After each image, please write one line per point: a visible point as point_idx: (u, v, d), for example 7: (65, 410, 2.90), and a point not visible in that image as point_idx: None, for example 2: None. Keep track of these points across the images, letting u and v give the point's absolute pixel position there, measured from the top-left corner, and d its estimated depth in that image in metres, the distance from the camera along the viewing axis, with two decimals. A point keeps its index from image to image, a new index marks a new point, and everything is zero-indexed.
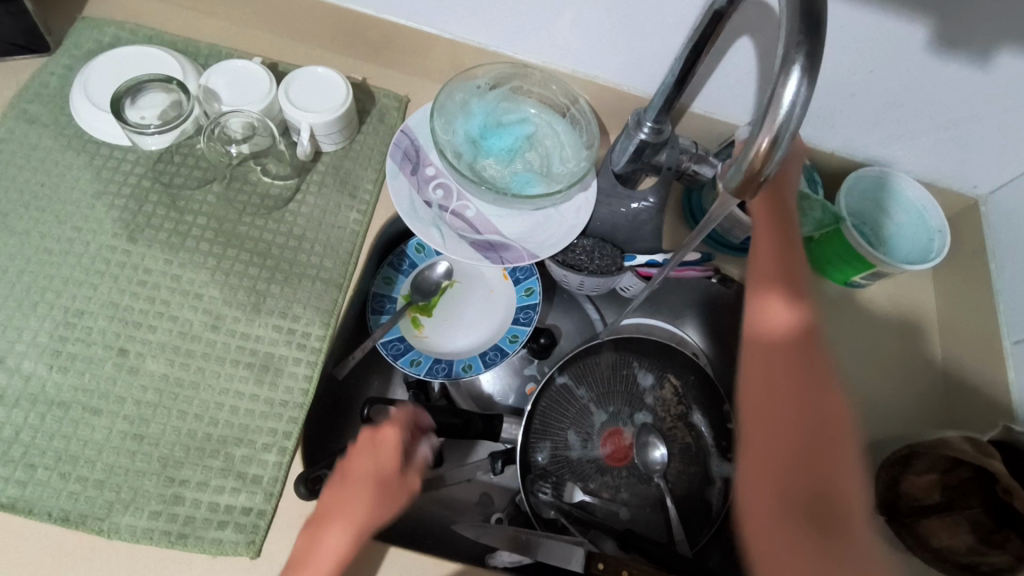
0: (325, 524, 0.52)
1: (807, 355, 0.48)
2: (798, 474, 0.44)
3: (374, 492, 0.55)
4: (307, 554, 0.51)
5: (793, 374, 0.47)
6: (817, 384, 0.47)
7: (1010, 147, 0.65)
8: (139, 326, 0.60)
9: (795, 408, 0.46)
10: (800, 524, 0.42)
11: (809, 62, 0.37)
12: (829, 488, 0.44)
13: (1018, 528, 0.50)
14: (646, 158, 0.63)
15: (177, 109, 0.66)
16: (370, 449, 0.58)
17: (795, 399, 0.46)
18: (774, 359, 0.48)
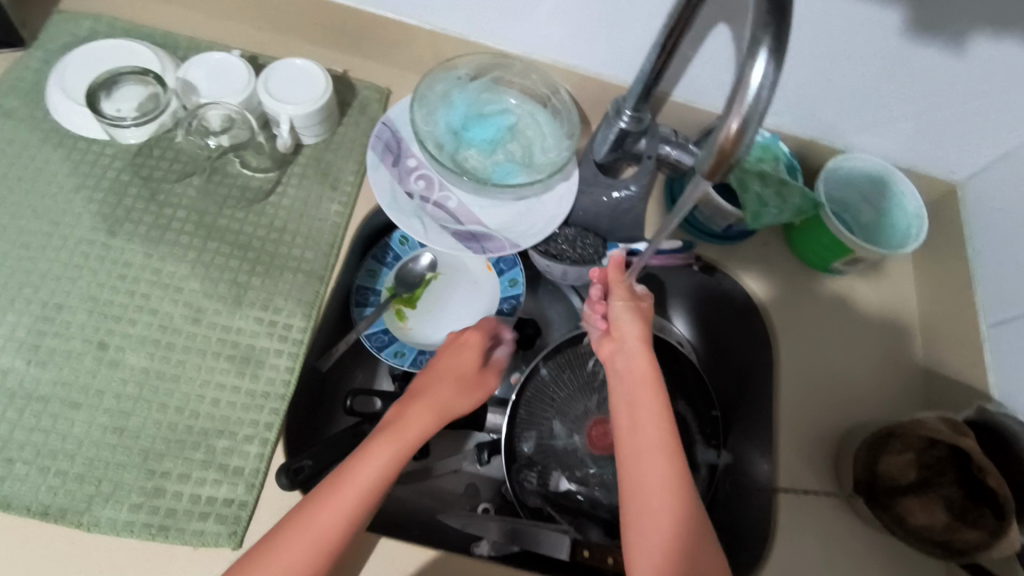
0: (413, 407, 0.56)
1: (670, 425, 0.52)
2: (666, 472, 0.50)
3: (469, 390, 0.60)
4: (399, 429, 0.53)
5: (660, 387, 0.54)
6: (678, 488, 0.49)
7: (986, 132, 0.66)
8: (119, 320, 0.59)
9: (654, 519, 0.47)
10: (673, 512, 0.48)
11: (776, 46, 0.38)
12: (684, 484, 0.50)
13: (992, 506, 0.52)
14: (627, 146, 0.64)
15: (153, 102, 0.66)
16: (464, 349, 0.62)
17: (659, 505, 0.48)
18: (645, 464, 0.49)
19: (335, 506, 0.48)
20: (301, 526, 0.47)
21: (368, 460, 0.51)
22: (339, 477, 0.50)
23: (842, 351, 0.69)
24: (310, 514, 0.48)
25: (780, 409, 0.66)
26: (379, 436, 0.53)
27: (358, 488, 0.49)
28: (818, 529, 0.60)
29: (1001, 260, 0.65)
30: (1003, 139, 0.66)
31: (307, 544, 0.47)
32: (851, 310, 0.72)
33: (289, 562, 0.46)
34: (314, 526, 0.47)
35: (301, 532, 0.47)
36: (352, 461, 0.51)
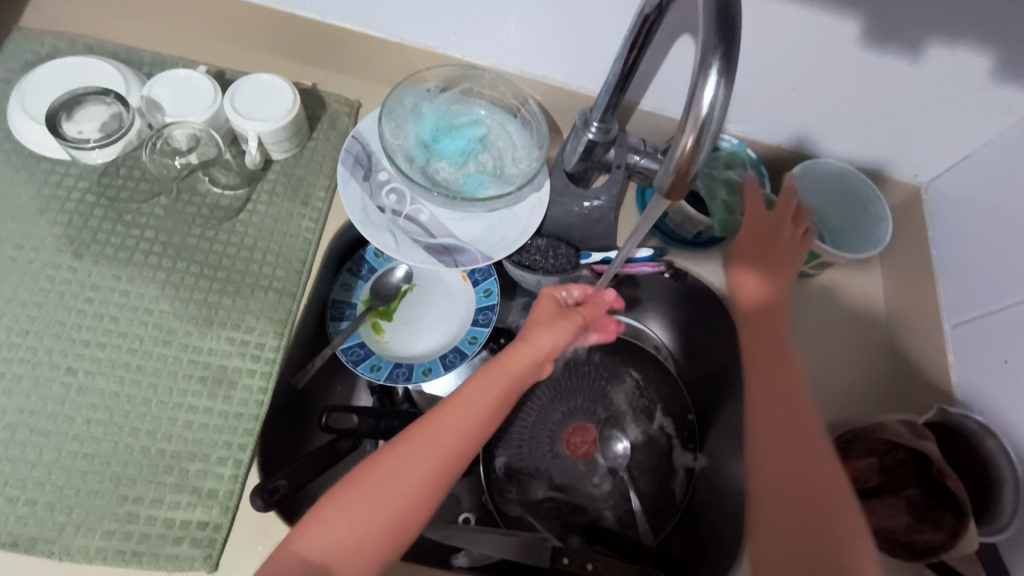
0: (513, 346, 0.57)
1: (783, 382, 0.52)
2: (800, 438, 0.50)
3: (557, 325, 0.58)
4: (501, 365, 0.55)
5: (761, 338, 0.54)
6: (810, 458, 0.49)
7: (946, 136, 0.68)
8: (87, 344, 0.59)
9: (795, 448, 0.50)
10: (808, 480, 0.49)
11: (726, 63, 0.39)
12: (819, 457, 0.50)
13: (952, 507, 0.53)
14: (595, 158, 0.64)
15: (117, 122, 0.65)
16: (545, 298, 0.61)
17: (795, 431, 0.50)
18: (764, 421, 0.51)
19: (458, 425, 0.51)
20: (429, 437, 0.50)
21: (478, 392, 0.53)
22: (462, 396, 0.53)
23: (813, 356, 0.71)
24: (436, 429, 0.50)
25: None
26: (484, 371, 0.55)
27: (474, 412, 0.52)
28: None
29: (963, 261, 0.67)
30: (963, 141, 0.68)
31: (435, 454, 0.50)
32: (821, 316, 0.73)
33: (416, 467, 0.49)
34: (440, 443, 0.50)
35: (429, 444, 0.50)
36: (461, 392, 0.53)
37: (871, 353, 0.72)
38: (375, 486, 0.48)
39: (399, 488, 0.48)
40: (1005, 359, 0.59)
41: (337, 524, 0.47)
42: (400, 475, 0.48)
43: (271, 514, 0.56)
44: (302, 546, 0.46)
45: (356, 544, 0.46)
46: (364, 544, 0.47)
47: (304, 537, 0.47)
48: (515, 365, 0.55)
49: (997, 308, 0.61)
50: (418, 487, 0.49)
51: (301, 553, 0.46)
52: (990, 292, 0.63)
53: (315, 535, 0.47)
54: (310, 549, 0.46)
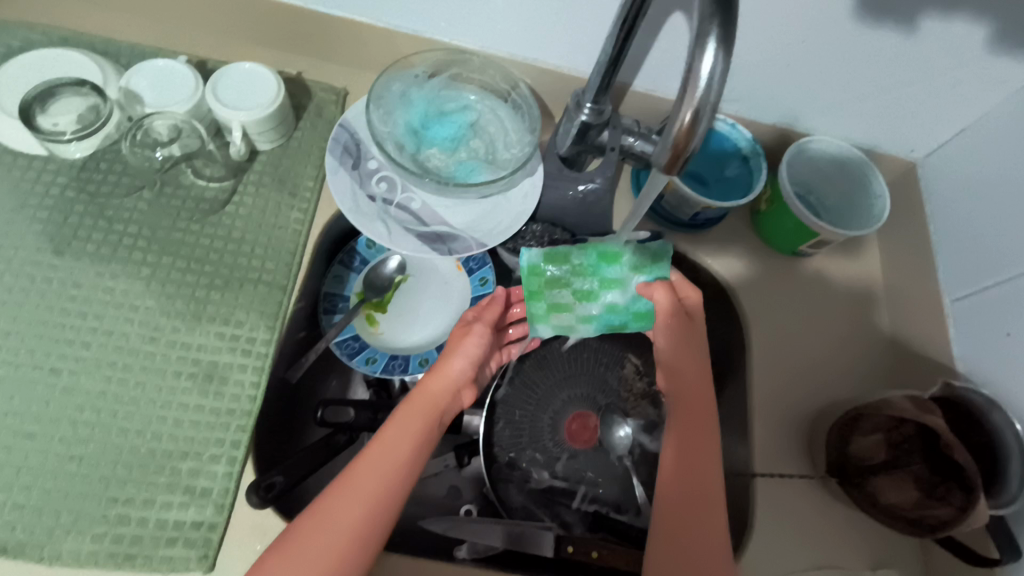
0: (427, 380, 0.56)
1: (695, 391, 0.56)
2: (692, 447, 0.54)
3: (465, 347, 0.57)
4: (419, 400, 0.54)
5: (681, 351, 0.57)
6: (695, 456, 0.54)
7: (942, 109, 0.67)
8: (71, 343, 0.57)
9: (698, 505, 0.52)
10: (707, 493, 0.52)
11: (724, 33, 0.38)
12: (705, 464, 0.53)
13: (960, 482, 0.53)
14: (590, 140, 0.63)
15: (94, 114, 0.63)
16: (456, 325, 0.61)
17: (700, 497, 0.52)
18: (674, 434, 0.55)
19: (380, 466, 0.49)
20: (350, 488, 0.48)
21: (398, 429, 0.52)
22: (380, 443, 0.50)
23: (809, 336, 0.70)
24: (357, 480, 0.48)
25: (752, 394, 0.66)
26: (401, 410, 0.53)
27: (397, 449, 0.50)
28: (794, 511, 0.61)
29: (961, 236, 0.66)
30: (960, 113, 0.67)
31: (359, 500, 0.47)
32: (815, 297, 0.72)
33: (341, 522, 0.46)
34: (364, 488, 0.48)
35: (353, 491, 0.47)
36: (378, 437, 0.51)
37: (869, 329, 0.72)
38: (298, 554, 0.45)
39: (324, 548, 0.45)
40: (1007, 333, 0.59)
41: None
42: (325, 534, 0.46)
43: (268, 511, 0.55)
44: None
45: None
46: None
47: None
48: (434, 397, 0.54)
49: (998, 282, 0.61)
50: (345, 541, 0.46)
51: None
52: (990, 266, 0.62)
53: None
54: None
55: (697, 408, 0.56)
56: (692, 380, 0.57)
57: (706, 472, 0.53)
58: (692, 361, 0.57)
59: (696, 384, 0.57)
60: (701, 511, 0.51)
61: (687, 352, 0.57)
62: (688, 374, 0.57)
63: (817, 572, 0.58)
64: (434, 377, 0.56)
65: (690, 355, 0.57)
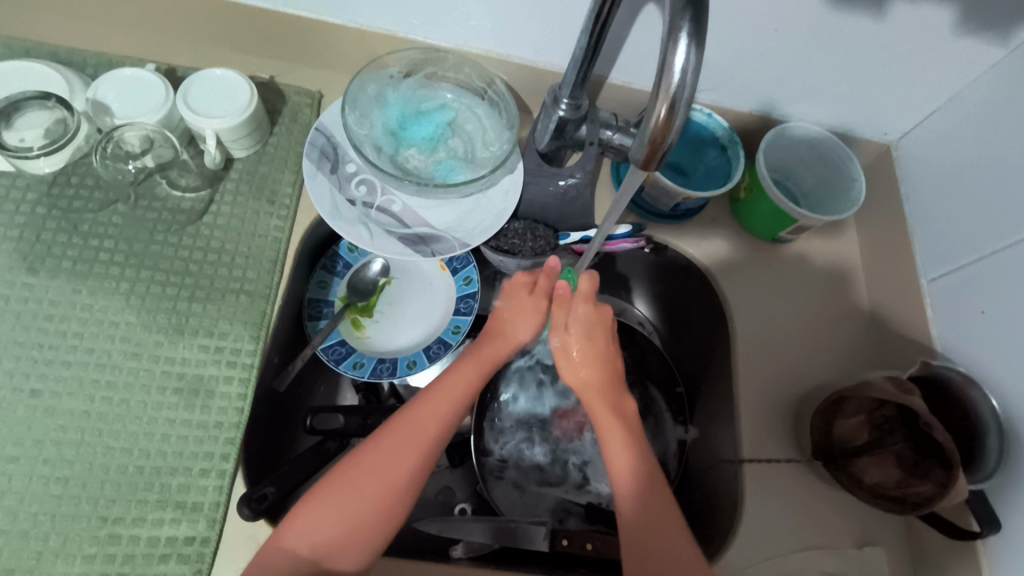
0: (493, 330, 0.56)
1: (624, 416, 0.54)
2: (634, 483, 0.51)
3: (533, 312, 0.56)
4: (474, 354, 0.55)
5: (599, 362, 0.54)
6: (641, 479, 0.51)
7: (913, 91, 0.68)
8: (50, 363, 0.56)
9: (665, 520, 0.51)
10: (667, 524, 0.51)
11: (695, 27, 0.38)
12: (649, 495, 0.51)
13: (940, 460, 0.55)
14: (568, 135, 0.63)
15: (62, 127, 0.62)
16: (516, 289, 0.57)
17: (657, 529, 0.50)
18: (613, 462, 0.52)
19: (439, 413, 0.52)
20: (411, 427, 0.51)
21: (456, 384, 0.53)
22: (434, 392, 0.53)
23: (792, 322, 0.71)
24: (407, 424, 0.51)
25: (738, 383, 0.67)
26: (458, 361, 0.55)
27: (454, 404, 0.53)
28: (783, 493, 0.62)
29: (936, 216, 0.67)
30: (933, 94, 0.68)
31: (416, 445, 0.50)
32: (797, 281, 0.73)
33: (398, 460, 0.49)
34: (421, 432, 0.50)
35: (412, 434, 0.50)
36: (438, 384, 0.53)
37: (851, 313, 0.72)
38: (357, 475, 0.49)
39: (376, 481, 0.49)
40: (982, 310, 0.60)
41: (320, 522, 0.48)
42: (381, 468, 0.49)
43: (261, 522, 0.54)
44: (288, 543, 0.47)
45: (343, 536, 0.47)
46: (348, 536, 0.48)
47: (289, 537, 0.47)
48: (488, 356, 0.55)
49: (973, 261, 0.62)
50: (394, 480, 0.49)
51: (290, 551, 0.47)
52: (964, 245, 0.64)
53: (298, 532, 0.48)
54: (298, 549, 0.47)
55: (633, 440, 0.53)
56: (608, 395, 0.54)
57: (655, 505, 0.51)
58: (603, 374, 0.54)
59: (614, 399, 0.54)
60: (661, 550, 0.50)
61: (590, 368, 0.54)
62: (602, 389, 0.54)
63: (808, 552, 0.60)
64: (485, 337, 0.56)
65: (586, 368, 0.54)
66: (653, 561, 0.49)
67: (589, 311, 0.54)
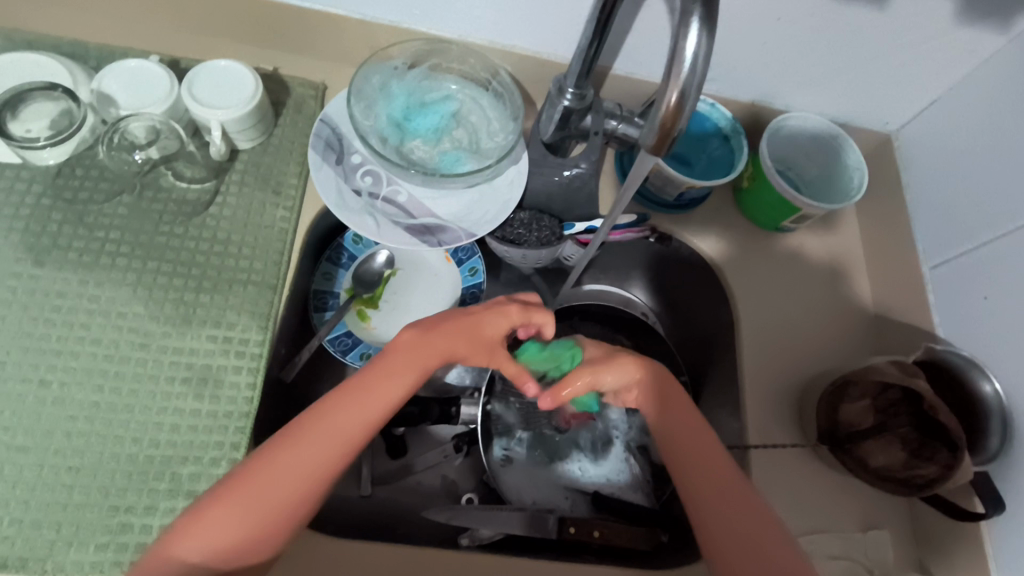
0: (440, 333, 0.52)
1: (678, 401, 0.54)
2: (704, 452, 0.51)
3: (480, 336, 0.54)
4: (410, 354, 0.50)
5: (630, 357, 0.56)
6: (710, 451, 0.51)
7: (914, 81, 0.68)
8: (59, 354, 0.56)
9: (739, 518, 0.47)
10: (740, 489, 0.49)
11: (707, 12, 0.38)
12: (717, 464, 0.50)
13: (945, 441, 0.56)
14: (573, 125, 0.63)
15: (68, 119, 0.61)
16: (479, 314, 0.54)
17: (733, 497, 0.48)
18: (675, 436, 0.52)
19: (361, 416, 0.47)
20: (331, 427, 0.45)
21: (387, 385, 0.48)
22: (357, 391, 0.47)
23: (794, 310, 0.71)
24: (328, 424, 0.45)
25: (743, 370, 0.67)
26: (390, 360, 0.49)
27: (381, 408, 0.48)
28: (789, 478, 0.63)
29: (938, 205, 0.68)
30: (934, 83, 0.68)
31: (332, 447, 0.45)
32: (798, 269, 0.73)
33: (310, 463, 0.44)
34: (340, 432, 0.45)
35: (331, 434, 0.45)
36: (365, 385, 0.48)
37: (852, 300, 0.73)
38: (265, 477, 0.43)
39: (283, 488, 0.43)
40: (984, 296, 0.61)
41: (215, 529, 0.42)
42: (291, 471, 0.44)
43: None
44: (178, 551, 0.42)
45: (242, 545, 0.42)
46: (247, 547, 0.42)
47: (180, 544, 0.41)
48: (431, 355, 0.51)
49: (975, 248, 0.63)
50: (298, 486, 0.44)
51: (182, 557, 0.41)
52: (966, 232, 0.64)
53: (194, 537, 0.42)
54: (193, 555, 0.42)
55: (691, 425, 0.52)
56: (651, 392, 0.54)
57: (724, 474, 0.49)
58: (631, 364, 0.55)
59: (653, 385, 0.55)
60: (741, 516, 0.47)
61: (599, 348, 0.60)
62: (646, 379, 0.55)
63: (814, 535, 0.60)
64: (429, 333, 0.51)
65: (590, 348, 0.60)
66: (729, 526, 0.47)
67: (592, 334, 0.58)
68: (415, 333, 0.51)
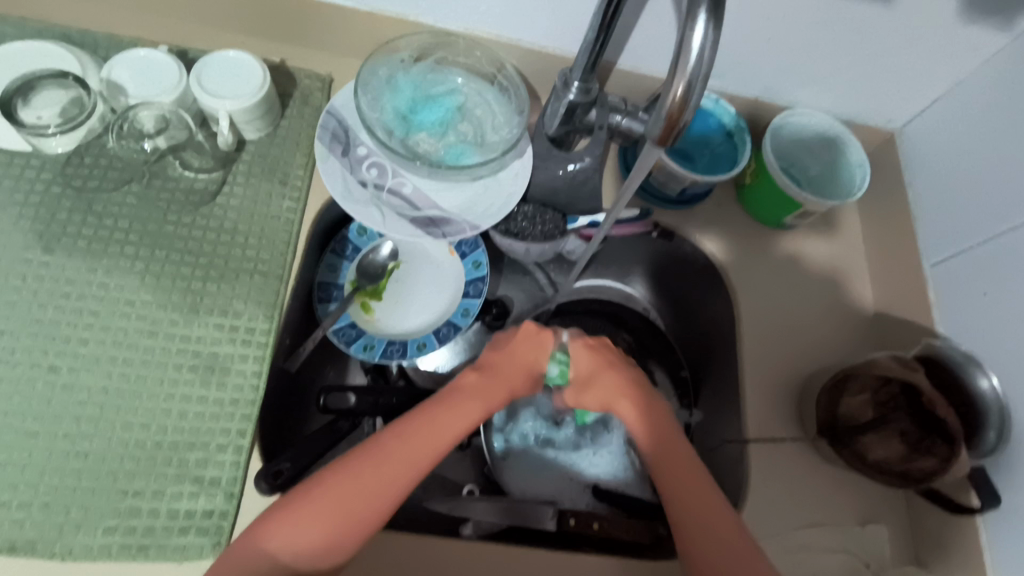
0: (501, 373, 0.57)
1: (666, 437, 0.54)
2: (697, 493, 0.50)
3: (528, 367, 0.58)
4: (478, 391, 0.54)
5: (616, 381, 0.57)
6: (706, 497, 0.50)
7: (917, 78, 0.69)
8: (68, 340, 0.57)
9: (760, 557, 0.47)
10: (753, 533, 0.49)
11: (714, 5, 0.38)
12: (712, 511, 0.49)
13: (943, 434, 0.57)
14: (577, 119, 0.64)
15: (78, 108, 0.62)
16: (520, 339, 0.58)
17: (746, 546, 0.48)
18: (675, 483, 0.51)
19: (433, 441, 0.49)
20: (411, 447, 0.48)
21: (458, 415, 0.52)
22: (433, 416, 0.51)
23: (795, 304, 0.72)
24: (409, 445, 0.48)
25: (743, 365, 0.68)
26: (461, 396, 0.53)
27: (451, 436, 0.51)
28: (788, 471, 0.63)
29: (942, 202, 0.68)
30: (937, 80, 0.68)
31: (406, 468, 0.47)
32: (800, 264, 0.74)
33: (389, 479, 0.47)
34: (414, 455, 0.48)
35: (407, 456, 0.48)
36: (440, 411, 0.51)
37: (852, 294, 0.74)
38: (348, 486, 0.45)
39: (358, 497, 0.45)
40: (984, 292, 0.61)
41: (301, 529, 0.44)
42: (370, 484, 0.46)
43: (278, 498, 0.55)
44: (264, 542, 0.43)
45: (315, 552, 0.44)
46: (318, 554, 0.44)
47: (268, 537, 0.43)
48: (492, 392, 0.55)
49: (976, 245, 0.64)
50: (373, 501, 0.46)
51: (264, 551, 0.43)
52: (966, 229, 0.65)
53: (279, 530, 0.44)
54: (275, 552, 0.43)
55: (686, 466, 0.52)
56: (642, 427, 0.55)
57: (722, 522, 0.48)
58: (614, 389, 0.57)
59: (641, 411, 0.56)
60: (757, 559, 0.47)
61: (586, 358, 0.58)
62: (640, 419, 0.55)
63: (812, 528, 0.61)
64: (492, 374, 0.56)
65: (579, 361, 0.58)
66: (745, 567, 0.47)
67: (595, 359, 0.58)
68: (481, 373, 0.56)
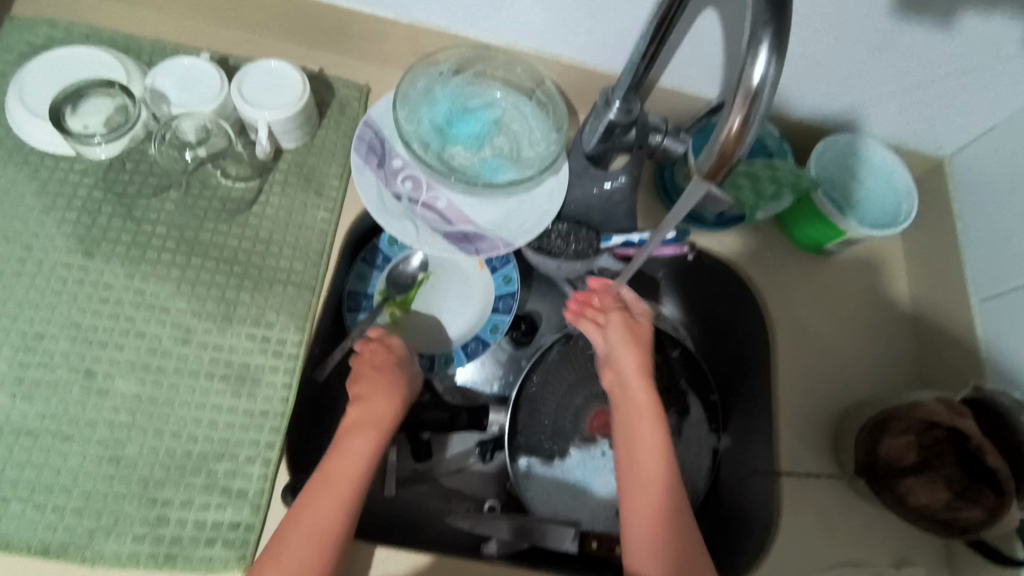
0: (360, 409, 0.56)
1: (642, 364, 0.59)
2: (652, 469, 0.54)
3: (383, 387, 0.57)
4: (360, 424, 0.54)
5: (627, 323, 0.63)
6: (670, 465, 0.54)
7: (974, 106, 0.66)
8: (105, 346, 0.57)
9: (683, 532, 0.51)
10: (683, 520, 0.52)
11: (778, 39, 0.37)
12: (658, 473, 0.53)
13: (991, 484, 0.54)
14: (616, 138, 0.62)
15: (123, 115, 0.63)
16: (368, 360, 0.60)
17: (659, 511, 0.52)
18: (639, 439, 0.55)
19: (328, 500, 0.49)
20: (314, 511, 0.49)
21: (345, 459, 0.52)
22: (320, 474, 0.51)
23: (833, 334, 0.70)
24: (306, 512, 0.49)
25: (778, 394, 0.67)
26: (344, 439, 0.53)
27: (352, 473, 0.51)
28: (818, 505, 0.62)
29: (993, 236, 0.66)
30: (994, 109, 0.66)
31: (315, 536, 0.48)
32: (837, 291, 0.72)
33: (318, 526, 0.48)
34: (317, 525, 0.48)
35: (309, 524, 0.48)
36: (327, 466, 0.51)
37: (891, 324, 0.71)
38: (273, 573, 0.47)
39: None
40: None
41: None
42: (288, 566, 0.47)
43: None
44: None
45: None
46: None
47: None
48: (374, 415, 0.55)
49: None
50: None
51: None
52: (1016, 265, 0.63)
53: None
54: None
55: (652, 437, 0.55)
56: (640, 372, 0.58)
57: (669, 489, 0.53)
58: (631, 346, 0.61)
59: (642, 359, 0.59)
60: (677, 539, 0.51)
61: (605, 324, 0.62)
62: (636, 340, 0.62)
63: (842, 569, 0.59)
64: (367, 400, 0.56)
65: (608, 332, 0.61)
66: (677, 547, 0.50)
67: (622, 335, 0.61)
68: (358, 406, 0.56)
